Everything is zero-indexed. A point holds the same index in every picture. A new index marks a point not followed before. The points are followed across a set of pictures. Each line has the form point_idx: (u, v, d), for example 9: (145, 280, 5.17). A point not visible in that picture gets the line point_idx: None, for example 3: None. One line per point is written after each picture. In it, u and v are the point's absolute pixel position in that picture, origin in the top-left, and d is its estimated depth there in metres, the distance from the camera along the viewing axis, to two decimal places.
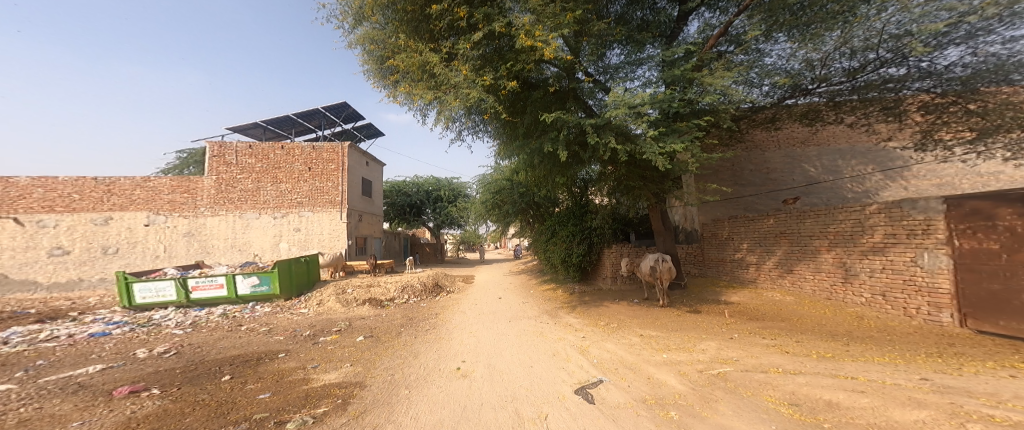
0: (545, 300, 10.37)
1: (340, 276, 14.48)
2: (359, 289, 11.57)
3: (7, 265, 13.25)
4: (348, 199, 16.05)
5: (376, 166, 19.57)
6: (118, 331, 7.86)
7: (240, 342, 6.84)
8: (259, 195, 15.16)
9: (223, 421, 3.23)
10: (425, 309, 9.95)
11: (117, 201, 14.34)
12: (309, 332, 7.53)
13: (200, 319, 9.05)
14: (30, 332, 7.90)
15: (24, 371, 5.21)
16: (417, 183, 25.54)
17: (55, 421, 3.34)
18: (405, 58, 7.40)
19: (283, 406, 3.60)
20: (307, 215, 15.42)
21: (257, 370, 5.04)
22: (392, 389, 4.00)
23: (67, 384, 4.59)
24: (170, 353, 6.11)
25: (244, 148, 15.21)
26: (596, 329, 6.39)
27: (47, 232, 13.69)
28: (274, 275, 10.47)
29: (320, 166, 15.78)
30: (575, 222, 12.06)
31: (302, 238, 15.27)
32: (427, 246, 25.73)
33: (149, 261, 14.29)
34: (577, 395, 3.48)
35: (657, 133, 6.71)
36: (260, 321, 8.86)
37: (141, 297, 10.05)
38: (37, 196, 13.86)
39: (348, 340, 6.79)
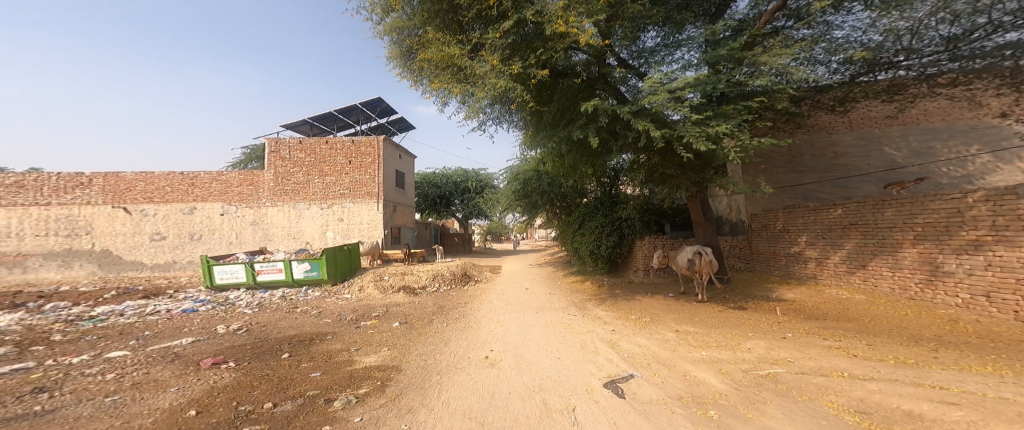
0: (573, 291, 10.21)
1: (378, 264, 15.26)
2: (394, 276, 12.12)
3: (120, 247, 15.36)
4: (384, 191, 16.74)
5: (409, 158, 20.16)
6: (203, 308, 8.87)
7: (296, 323, 7.40)
8: (309, 187, 16.22)
9: (283, 395, 3.50)
10: (455, 298, 10.18)
11: (198, 193, 15.99)
12: (353, 316, 8.00)
13: (265, 300, 9.96)
14: (137, 306, 9.12)
15: (135, 340, 6.02)
16: (446, 174, 26.06)
17: (157, 385, 3.79)
18: (432, 48, 7.40)
19: (329, 385, 3.82)
20: (348, 206, 16.30)
21: (310, 350, 5.43)
22: (424, 375, 4.12)
23: (167, 353, 5.23)
24: (242, 330, 6.76)
25: (296, 143, 16.26)
26: (630, 323, 6.17)
27: (148, 220, 15.66)
28: (322, 261, 11.24)
29: (359, 159, 16.51)
30: (606, 213, 11.74)
31: (345, 228, 16.22)
32: (456, 236, 26.35)
33: (223, 247, 15.87)
34: (607, 389, 3.36)
35: (699, 118, 6.19)
36: (312, 304, 9.58)
37: (220, 279, 11.15)
38: (140, 188, 15.80)
39: (386, 325, 7.10)
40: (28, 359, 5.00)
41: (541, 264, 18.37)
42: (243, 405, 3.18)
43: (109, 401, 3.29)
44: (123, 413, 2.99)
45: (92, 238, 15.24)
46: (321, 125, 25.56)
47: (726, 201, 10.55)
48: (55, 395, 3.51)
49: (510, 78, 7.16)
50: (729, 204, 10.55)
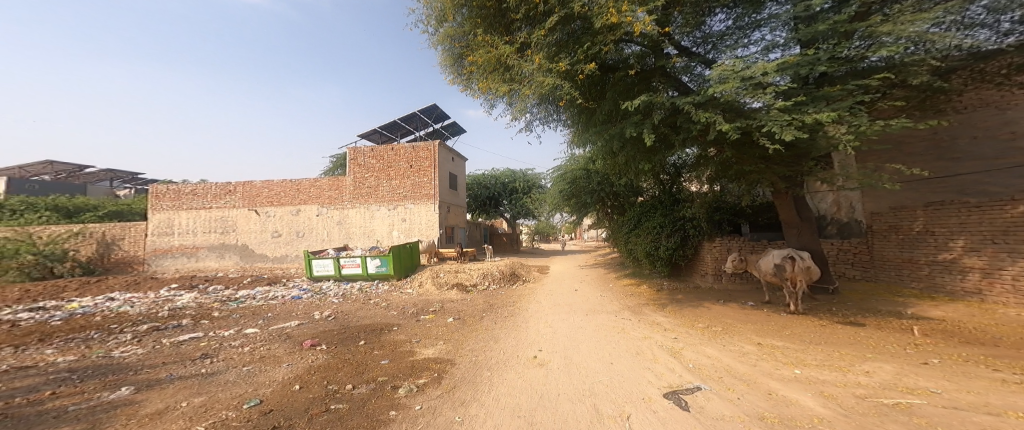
0: (627, 294, 9.65)
1: (435, 262, 16.12)
2: (449, 273, 12.69)
3: (253, 242, 18.18)
4: (440, 193, 17.66)
5: (460, 161, 20.93)
6: (307, 296, 10.11)
7: (370, 313, 8.12)
8: (379, 190, 17.69)
9: (360, 378, 3.72)
10: (504, 297, 10.31)
11: (301, 196, 18.16)
12: (415, 310, 8.51)
13: (349, 291, 11.13)
14: (266, 292, 10.78)
15: (262, 320, 7.08)
16: (494, 175, 26.60)
17: (277, 359, 4.37)
18: (480, 52, 7.54)
19: (396, 372, 4.03)
20: (410, 207, 17.46)
21: (383, 339, 5.85)
22: (475, 370, 4.14)
23: (281, 333, 6.03)
24: (331, 317, 7.55)
25: (369, 151, 17.85)
26: (700, 333, 5.58)
27: (271, 220, 18.24)
28: (389, 258, 12.27)
29: (419, 163, 17.58)
30: (668, 214, 10.82)
31: (408, 227, 17.39)
32: (505, 236, 26.77)
33: (317, 244, 17.83)
34: (667, 402, 2.95)
35: (787, 104, 5.29)
36: (382, 296, 10.45)
37: (318, 270, 12.66)
38: (265, 194, 18.39)
39: (443, 320, 7.43)
40: (196, 330, 6.20)
41: (592, 265, 17.76)
42: (332, 384, 3.48)
43: (245, 370, 3.87)
44: (253, 382, 3.51)
45: (237, 234, 18.25)
46: (387, 134, 27.87)
47: (833, 197, 8.78)
48: (211, 361, 4.26)
49: (558, 76, 6.98)
50: (838, 200, 8.71)
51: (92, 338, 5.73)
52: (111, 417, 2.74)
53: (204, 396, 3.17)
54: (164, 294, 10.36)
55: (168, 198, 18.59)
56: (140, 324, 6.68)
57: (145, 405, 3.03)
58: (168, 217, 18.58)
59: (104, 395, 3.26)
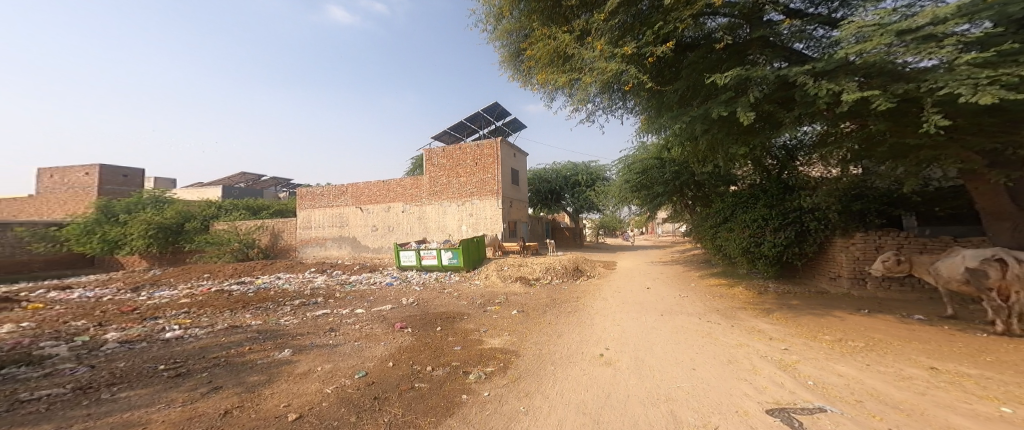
0: (706, 293, 8.74)
1: (499, 255, 16.58)
2: (512, 267, 12.94)
3: (363, 234, 19.42)
4: (503, 189, 18.00)
5: (521, 156, 21.04)
6: (398, 282, 10.84)
7: (445, 301, 8.63)
8: (449, 188, 18.49)
9: (437, 361, 4.01)
10: (569, 292, 10.14)
11: (390, 195, 19.17)
12: (482, 302, 8.81)
13: (428, 280, 11.99)
14: (369, 276, 11.62)
15: (367, 301, 7.79)
16: (555, 169, 26.34)
17: (378, 336, 4.85)
18: (538, 45, 7.41)
19: (466, 359, 4.25)
20: (476, 203, 18.06)
21: (457, 327, 6.13)
22: (539, 364, 4.13)
23: (378, 313, 6.64)
24: (413, 302, 8.10)
25: (440, 151, 18.83)
26: (810, 335, 4.71)
27: (373, 215, 19.35)
28: (459, 250, 13.02)
29: (483, 160, 18.09)
30: (771, 205, 8.09)
31: (475, 222, 18.03)
32: (567, 230, 26.38)
33: (402, 238, 18.81)
34: (771, 414, 2.38)
35: (982, 57, 3.55)
36: (453, 286, 11.08)
37: (405, 260, 13.93)
38: (365, 192, 19.56)
39: (508, 313, 7.56)
40: (327, 306, 7.17)
41: (663, 262, 16.42)
42: (417, 364, 3.81)
43: (358, 344, 4.39)
44: (364, 355, 3.99)
45: (350, 228, 19.60)
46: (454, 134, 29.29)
47: None
48: (336, 334, 4.94)
49: (624, 61, 6.48)
50: None
51: (268, 307, 7.17)
52: (280, 372, 3.54)
53: (331, 364, 3.71)
54: (308, 274, 12.12)
55: (308, 199, 20.44)
56: (294, 298, 7.92)
57: (295, 366, 3.70)
58: (308, 215, 20.38)
59: (271, 355, 4.11)
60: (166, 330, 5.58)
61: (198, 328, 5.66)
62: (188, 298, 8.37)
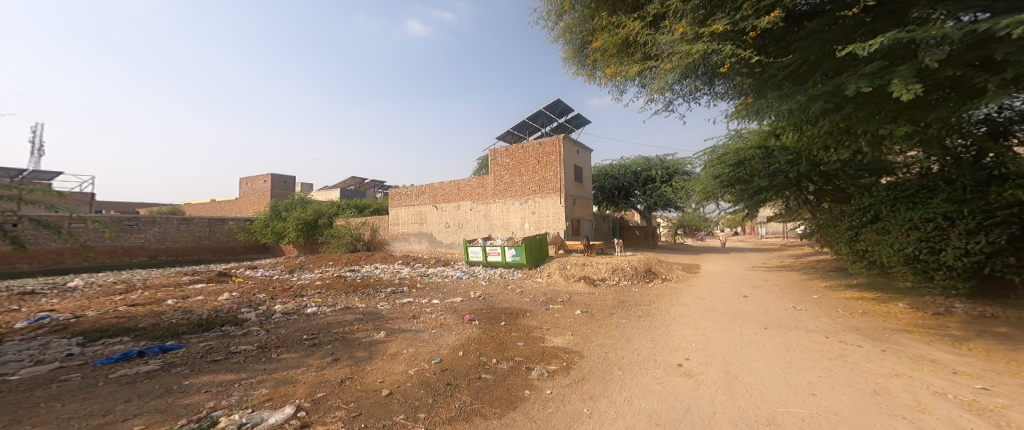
0: (805, 301, 7.51)
1: (562, 253, 16.36)
2: (576, 266, 12.69)
3: (438, 231, 20.70)
4: (566, 186, 17.68)
5: (585, 152, 20.42)
6: (466, 276, 11.43)
7: (510, 297, 8.82)
8: (512, 186, 18.81)
9: (502, 354, 4.13)
10: (636, 294, 9.60)
11: (461, 194, 20.14)
12: (545, 299, 8.81)
13: (493, 276, 12.40)
14: (442, 270, 12.36)
15: (438, 293, 8.37)
16: (624, 165, 25.07)
17: (449, 326, 5.15)
18: (605, 37, 7.05)
19: (529, 355, 4.29)
20: (538, 201, 18.06)
21: (520, 323, 6.19)
22: (606, 367, 3.98)
23: (449, 304, 7.09)
24: (478, 296, 8.46)
25: (503, 151, 19.27)
26: (976, 359, 3.63)
27: (444, 213, 20.59)
28: (522, 248, 13.21)
29: (545, 158, 18.00)
30: (963, 200, 4.67)
31: (538, 220, 18.01)
32: (637, 229, 24.88)
33: (472, 234, 19.68)
34: None
35: None
36: (517, 283, 11.28)
37: (472, 256, 14.62)
38: (436, 192, 20.95)
39: (572, 313, 7.40)
40: (410, 295, 7.82)
41: (749, 266, 14.55)
42: (484, 356, 3.96)
43: (435, 332, 4.72)
44: (439, 342, 4.28)
45: (425, 225, 21.07)
46: (517, 133, 29.76)
47: None
48: (417, 321, 5.40)
49: (710, 40, 5.67)
50: None
51: (371, 292, 8.17)
52: (377, 350, 4.02)
53: (414, 348, 4.06)
54: (396, 265, 13.32)
55: (396, 199, 22.24)
56: (387, 285, 8.91)
57: (385, 346, 4.14)
58: (397, 213, 22.05)
59: (371, 335, 4.66)
60: (308, 305, 6.75)
61: (325, 306, 6.73)
62: (311, 281, 10.00)
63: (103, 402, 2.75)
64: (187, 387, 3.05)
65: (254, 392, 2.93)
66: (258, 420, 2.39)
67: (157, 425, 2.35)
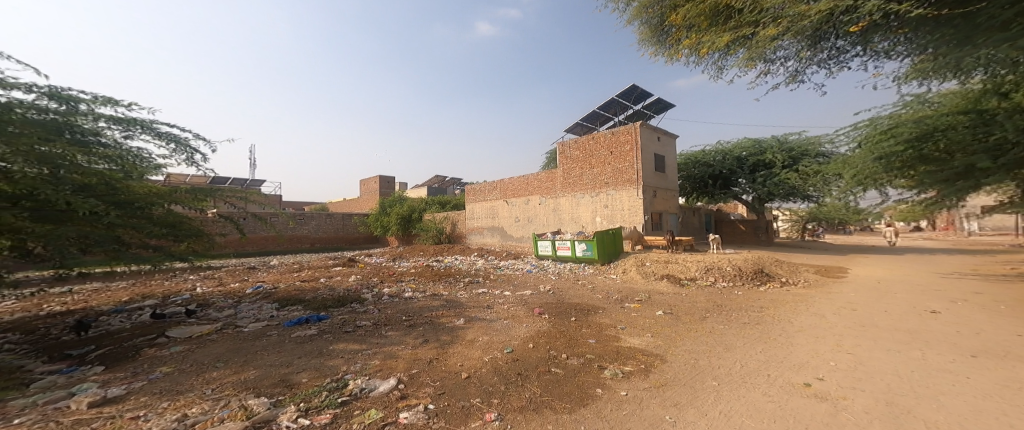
0: (981, 316, 5.72)
1: (639, 249, 15.19)
2: (657, 263, 11.79)
3: (508, 225, 21.28)
4: (644, 177, 16.34)
5: (668, 139, 18.64)
6: (536, 269, 11.53)
7: (579, 292, 8.67)
8: (582, 180, 18.29)
9: (573, 351, 4.03)
10: (731, 297, 8.44)
11: (531, 189, 20.29)
12: (618, 297, 8.42)
13: (563, 270, 12.23)
14: (513, 263, 12.62)
15: (511, 284, 8.59)
16: (721, 151, 21.82)
17: (520, 317, 5.24)
18: (691, 8, 6.15)
19: (602, 354, 4.10)
20: (612, 194, 17.13)
21: (591, 320, 5.99)
22: (697, 376, 3.59)
23: (521, 297, 7.25)
24: (549, 290, 8.44)
25: (572, 143, 18.80)
26: None
27: (514, 207, 21.02)
28: (593, 243, 12.72)
29: (619, 148, 16.95)
30: None
31: (611, 213, 17.14)
32: (742, 224, 21.46)
33: (542, 228, 19.73)
34: None
35: None
36: (588, 278, 10.93)
37: (542, 250, 14.64)
38: (507, 187, 21.49)
39: (650, 312, 6.91)
40: (485, 285, 8.20)
41: (889, 270, 11.63)
42: (554, 350, 3.91)
43: (506, 323, 4.84)
44: (511, 333, 4.37)
45: (497, 219, 21.77)
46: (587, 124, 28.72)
47: None
48: (492, 310, 5.60)
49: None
50: None
51: (454, 280, 8.85)
52: (459, 335, 4.33)
53: (488, 336, 4.23)
54: (473, 257, 14.08)
55: (472, 194, 23.28)
56: (466, 275, 9.52)
57: (462, 333, 4.42)
58: (473, 208, 23.13)
59: (453, 321, 4.99)
60: (407, 290, 7.57)
61: (417, 292, 7.47)
62: (403, 269, 11.19)
63: (289, 355, 3.64)
64: (333, 351, 3.73)
65: (370, 362, 3.39)
66: (371, 387, 2.76)
67: (309, 382, 2.92)
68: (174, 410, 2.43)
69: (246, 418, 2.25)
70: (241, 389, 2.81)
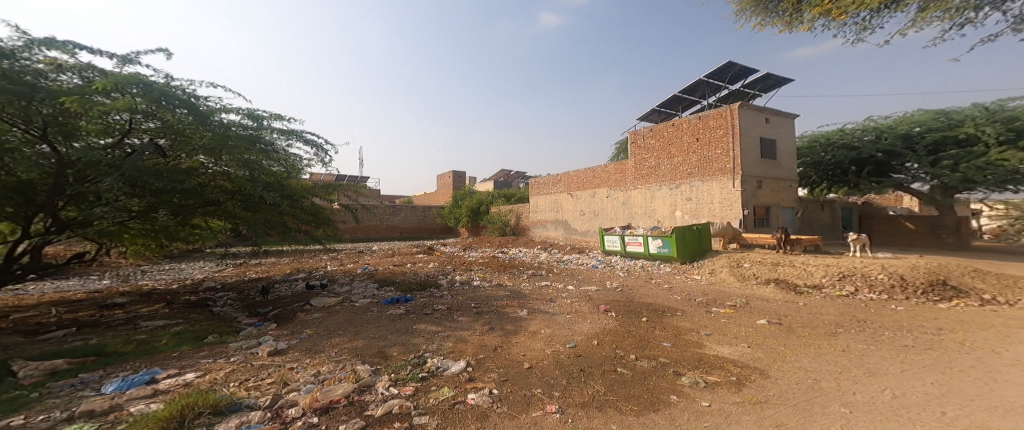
0: None
1: (734, 250, 11.83)
2: (761, 264, 9.33)
3: (575, 218, 20.55)
4: (743, 166, 12.64)
5: (784, 119, 13.94)
6: (604, 266, 10.97)
7: (652, 292, 7.89)
8: (658, 170, 15.84)
9: (644, 352, 3.67)
10: (860, 304, 6.64)
11: (598, 182, 19.04)
12: (702, 298, 7.31)
13: (635, 268, 11.27)
14: (579, 258, 12.19)
15: (578, 280, 8.28)
16: (867, 122, 13.38)
17: (584, 314, 4.87)
18: None
19: (680, 359, 3.64)
20: (697, 185, 14.15)
21: (665, 323, 5.45)
22: (815, 397, 2.72)
23: (587, 293, 6.92)
24: (618, 289, 7.86)
25: (644, 131, 17.33)
26: None
27: (581, 201, 20.17)
28: (671, 239, 11.20)
29: (708, 134, 13.83)
30: None
31: (694, 207, 14.22)
32: (909, 223, 13.32)
33: (609, 222, 18.34)
34: None
35: None
36: (664, 278, 9.79)
37: (610, 245, 13.59)
38: (573, 180, 20.87)
39: (747, 320, 5.66)
40: (549, 278, 8.17)
41: None
42: (620, 349, 3.67)
43: (569, 318, 4.72)
44: (573, 329, 4.21)
45: (563, 213, 21.20)
46: (665, 109, 26.09)
47: None
48: (554, 304, 5.55)
49: None
50: None
51: (519, 273, 8.98)
52: (520, 327, 4.36)
53: (550, 329, 4.26)
54: (537, 250, 14.22)
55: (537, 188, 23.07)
56: (530, 267, 9.71)
57: (524, 325, 4.44)
58: (537, 202, 23.07)
59: (517, 311, 5.17)
60: (475, 278, 8.20)
61: (484, 280, 7.93)
62: (472, 259, 11.80)
63: (383, 331, 4.20)
64: (418, 331, 4.19)
65: (444, 343, 3.75)
66: (445, 367, 3.06)
67: (397, 356, 3.36)
68: (313, 366, 3.07)
69: (354, 381, 2.72)
70: (352, 355, 3.38)
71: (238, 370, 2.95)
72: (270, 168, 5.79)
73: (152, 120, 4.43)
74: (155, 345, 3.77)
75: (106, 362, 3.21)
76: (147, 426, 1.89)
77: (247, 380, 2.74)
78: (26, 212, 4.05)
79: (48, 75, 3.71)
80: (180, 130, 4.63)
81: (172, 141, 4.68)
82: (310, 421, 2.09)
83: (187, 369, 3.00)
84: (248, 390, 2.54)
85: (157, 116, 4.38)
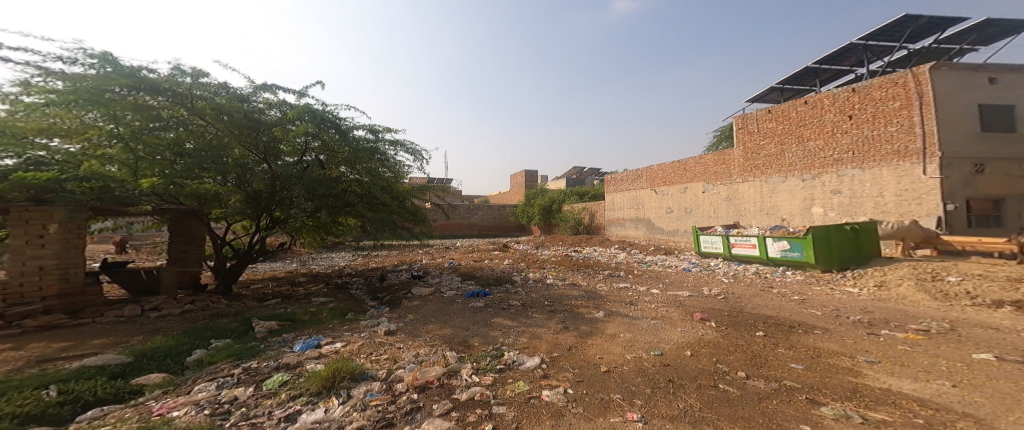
0: None
1: (924, 259, 7.47)
2: (994, 282, 5.46)
3: (658, 215, 17.02)
4: (945, 147, 7.79)
5: None
6: (697, 269, 8.88)
7: (772, 302, 5.54)
8: (783, 157, 11.34)
9: (755, 372, 2.92)
10: None
11: (689, 176, 15.10)
12: (862, 316, 4.63)
13: (741, 271, 8.26)
14: (667, 259, 10.54)
15: (665, 283, 7.17)
16: None
17: (673, 321, 4.17)
18: None
19: (815, 384, 2.64)
20: (850, 174, 9.45)
21: (786, 336, 3.89)
22: None
23: (676, 299, 5.71)
24: (720, 296, 6.08)
25: None
26: None
27: (668, 196, 16.37)
28: (806, 240, 7.41)
29: (869, 109, 9.06)
30: None
31: (846, 202, 9.51)
32: None
33: (705, 221, 14.33)
34: None
35: None
36: (795, 288, 6.61)
37: (708, 247, 10.27)
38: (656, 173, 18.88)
39: (951, 351, 3.28)
40: (627, 280, 7.63)
41: None
42: (720, 363, 3.14)
43: (653, 323, 4.28)
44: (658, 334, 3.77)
45: (646, 210, 17.51)
46: None
47: None
48: (636, 307, 5.23)
49: None
50: None
51: (596, 274, 8.45)
52: (594, 333, 4.06)
53: (629, 334, 3.98)
54: (613, 249, 13.52)
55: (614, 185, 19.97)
56: (605, 267, 9.29)
57: (598, 332, 4.08)
58: (613, 199, 20.23)
59: (593, 312, 5.02)
60: (548, 276, 8.21)
61: (557, 279, 7.92)
62: (545, 258, 11.51)
63: (466, 322, 4.45)
64: (497, 324, 4.36)
65: (518, 338, 3.82)
66: (520, 361, 3.11)
67: (478, 346, 3.55)
68: (415, 347, 3.45)
69: (444, 365, 2.95)
70: (442, 341, 3.69)
71: (365, 345, 3.48)
72: (384, 175, 6.78)
73: (314, 139, 5.80)
74: (320, 316, 4.70)
75: (301, 326, 4.20)
76: (313, 385, 2.41)
77: (371, 353, 3.22)
78: (254, 208, 5.57)
79: (261, 107, 5.34)
80: (333, 145, 5.86)
81: (324, 155, 5.98)
82: (411, 396, 2.34)
83: (339, 338, 3.71)
84: (368, 362, 3.00)
85: (321, 135, 5.68)
